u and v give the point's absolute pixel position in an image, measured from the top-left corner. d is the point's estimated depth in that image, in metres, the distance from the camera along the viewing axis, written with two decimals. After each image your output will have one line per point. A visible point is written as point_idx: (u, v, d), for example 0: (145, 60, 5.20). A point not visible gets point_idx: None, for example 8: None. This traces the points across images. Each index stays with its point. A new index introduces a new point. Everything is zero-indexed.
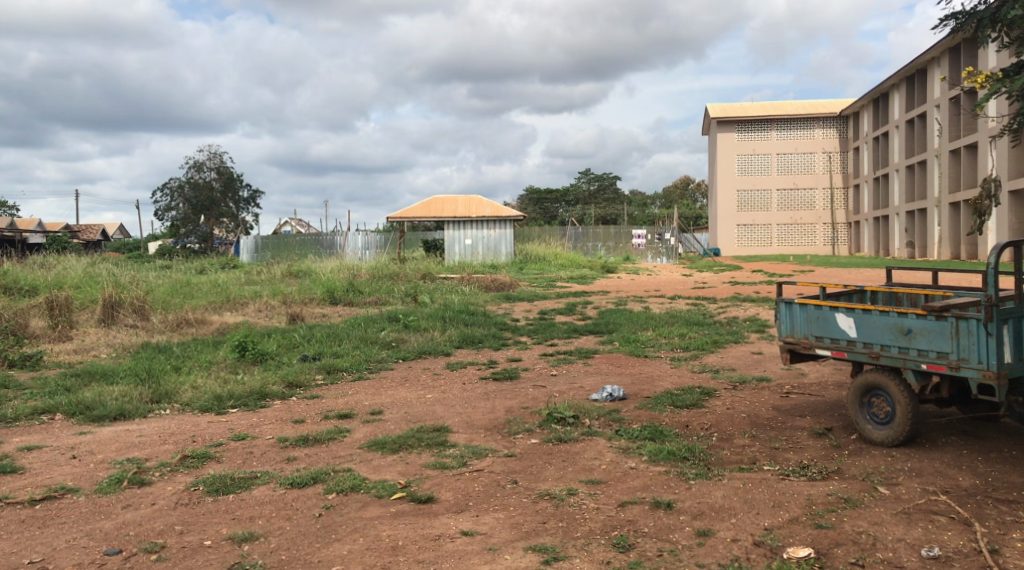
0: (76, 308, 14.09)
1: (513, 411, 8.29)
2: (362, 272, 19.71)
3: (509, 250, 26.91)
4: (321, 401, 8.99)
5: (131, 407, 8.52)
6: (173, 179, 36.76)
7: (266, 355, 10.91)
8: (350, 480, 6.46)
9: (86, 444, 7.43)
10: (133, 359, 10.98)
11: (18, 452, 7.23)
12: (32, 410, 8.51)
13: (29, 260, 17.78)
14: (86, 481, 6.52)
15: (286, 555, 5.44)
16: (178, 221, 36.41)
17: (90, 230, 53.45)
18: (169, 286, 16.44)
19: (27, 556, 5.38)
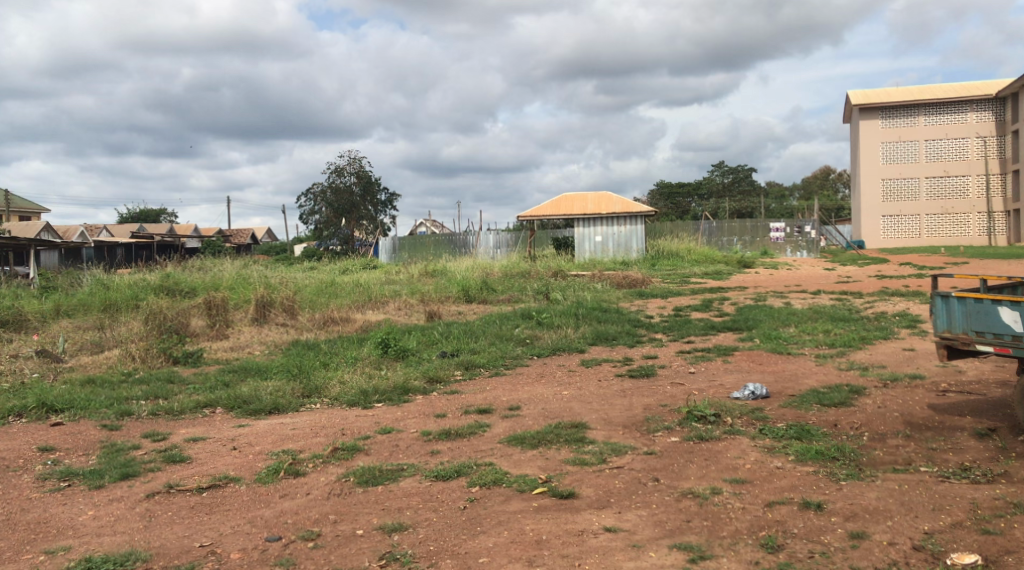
0: (231, 308, 14.85)
1: (652, 409, 8.22)
2: (495, 270, 20.01)
3: (641, 246, 26.50)
4: (461, 397, 9.17)
5: (285, 401, 8.95)
6: (316, 184, 38.24)
7: (407, 352, 11.21)
8: (492, 474, 6.58)
9: (245, 436, 7.83)
10: (284, 356, 11.49)
11: (186, 443, 7.70)
12: (196, 404, 9.04)
13: (188, 264, 18.86)
14: (246, 471, 6.88)
15: (434, 547, 5.57)
16: (321, 224, 37.98)
17: (240, 234, 56.42)
18: (314, 286, 17.10)
19: (199, 540, 5.71)
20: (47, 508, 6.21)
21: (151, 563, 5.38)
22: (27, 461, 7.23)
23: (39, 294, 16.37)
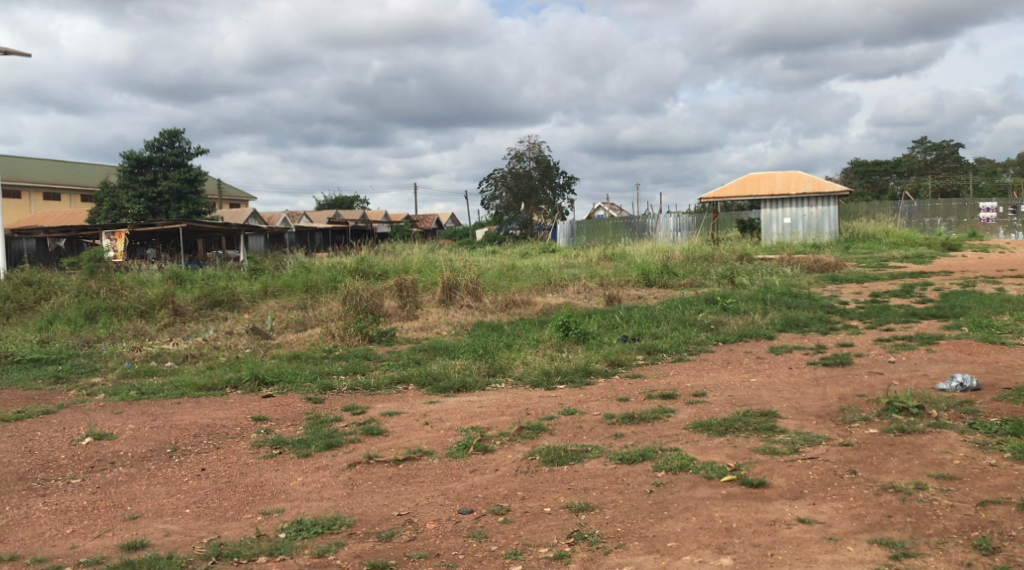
0: (419, 290, 15.42)
1: (847, 399, 7.86)
2: (677, 254, 19.72)
3: (834, 229, 25.28)
4: (644, 381, 9.12)
5: (472, 380, 9.21)
6: (497, 169, 39.02)
7: (588, 335, 11.24)
8: (679, 459, 6.49)
9: (436, 412, 8.13)
10: (470, 336, 11.81)
11: (382, 417, 8.08)
12: (390, 380, 9.48)
13: (381, 248, 19.74)
14: (438, 446, 7.14)
15: (622, 528, 5.58)
16: (501, 208, 38.81)
17: (426, 219, 58.49)
18: (497, 269, 17.46)
19: (397, 509, 5.98)
20: (262, 473, 6.70)
21: (355, 528, 5.68)
22: (242, 429, 7.82)
23: (248, 275, 17.64)
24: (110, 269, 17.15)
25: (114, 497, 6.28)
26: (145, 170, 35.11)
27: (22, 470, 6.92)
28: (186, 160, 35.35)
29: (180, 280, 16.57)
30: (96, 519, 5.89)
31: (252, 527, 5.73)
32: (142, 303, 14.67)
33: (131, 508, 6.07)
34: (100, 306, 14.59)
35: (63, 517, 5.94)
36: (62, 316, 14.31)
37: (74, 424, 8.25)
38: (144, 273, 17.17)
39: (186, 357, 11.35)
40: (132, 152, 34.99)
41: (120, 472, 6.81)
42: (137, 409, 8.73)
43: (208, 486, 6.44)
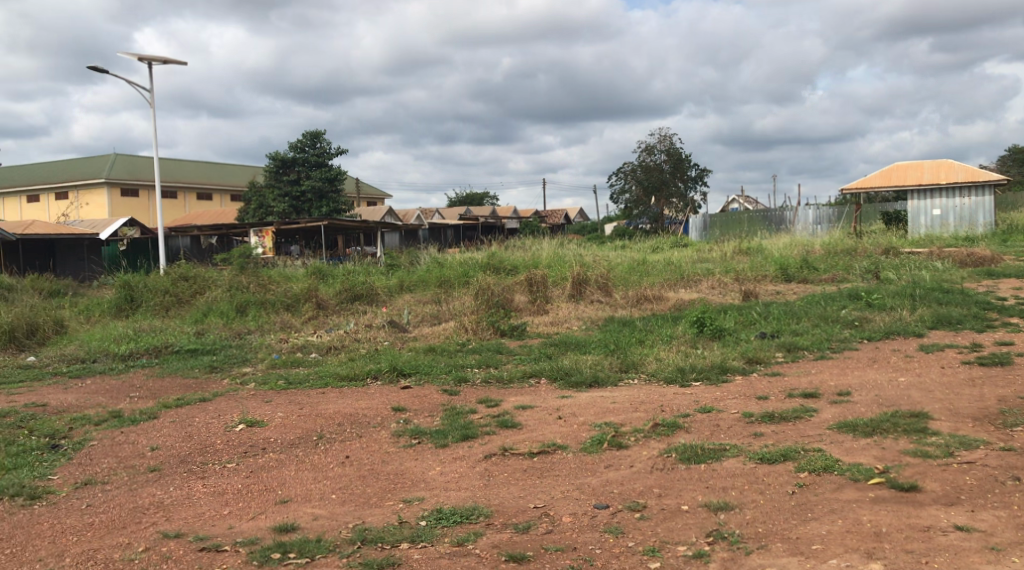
0: (550, 285, 15.47)
1: (1007, 401, 7.39)
2: (817, 248, 19.04)
3: (989, 220, 23.83)
4: (784, 379, 8.85)
5: (605, 375, 9.17)
6: (627, 163, 38.74)
7: (724, 332, 10.99)
8: (822, 460, 6.26)
9: (570, 407, 8.14)
10: (603, 331, 11.76)
11: (516, 410, 8.15)
12: (523, 373, 9.56)
13: (512, 243, 19.91)
14: (573, 440, 7.15)
15: (763, 529, 5.43)
16: (631, 202, 38.52)
17: (555, 214, 58.64)
18: (628, 264, 17.30)
19: (533, 502, 6.02)
20: (403, 462, 6.88)
21: (493, 519, 5.75)
22: (383, 419, 8.05)
23: (385, 270, 18.14)
24: (257, 265, 18.00)
25: (265, 481, 6.58)
26: (289, 170, 36.65)
27: (183, 453, 7.36)
28: (326, 160, 36.66)
29: (321, 275, 17.21)
30: (250, 502, 6.19)
31: (394, 514, 5.90)
32: (287, 297, 15.33)
33: (281, 492, 6.35)
34: (249, 300, 15.33)
35: (220, 499, 6.27)
36: (214, 309, 15.12)
37: (228, 411, 8.70)
38: (288, 269, 17.92)
39: (329, 349, 11.79)
40: (277, 153, 36.61)
41: (270, 457, 7.14)
42: (284, 398, 9.12)
43: (352, 474, 6.66)
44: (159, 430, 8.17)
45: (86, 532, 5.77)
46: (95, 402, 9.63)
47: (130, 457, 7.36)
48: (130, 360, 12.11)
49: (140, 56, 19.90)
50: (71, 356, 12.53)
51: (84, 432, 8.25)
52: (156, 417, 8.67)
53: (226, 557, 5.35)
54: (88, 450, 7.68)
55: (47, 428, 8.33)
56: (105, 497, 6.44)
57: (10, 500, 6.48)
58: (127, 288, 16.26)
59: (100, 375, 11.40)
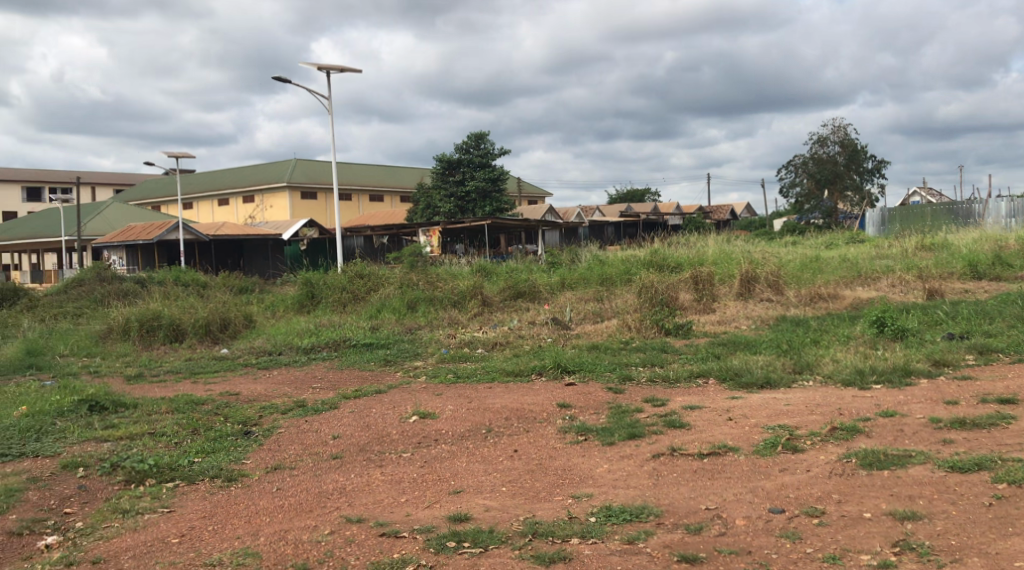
0: (717, 283, 15.13)
1: None
2: (1011, 242, 17.67)
3: None
4: (976, 383, 8.27)
5: (777, 376, 8.88)
6: (798, 156, 37.35)
7: (906, 332, 10.40)
8: (1022, 472, 5.80)
9: (741, 408, 7.92)
10: (774, 331, 11.38)
11: (683, 410, 8.01)
12: (690, 373, 9.40)
13: (677, 240, 19.60)
14: (744, 442, 6.96)
15: (956, 541, 5.11)
16: (802, 196, 37.08)
17: (720, 210, 57.28)
18: (799, 262, 16.64)
19: (704, 503, 5.90)
20: (571, 458, 6.91)
21: (663, 519, 5.69)
22: (550, 414, 8.12)
23: (548, 267, 18.27)
24: (426, 264, 18.58)
25: (440, 472, 6.78)
26: (455, 171, 37.64)
27: (361, 442, 7.69)
28: (491, 161, 37.34)
29: (487, 272, 17.55)
30: (425, 491, 6.39)
31: (564, 509, 5.94)
32: (455, 294, 15.73)
33: (454, 483, 6.52)
34: (418, 297, 15.82)
35: (397, 487, 6.51)
36: (387, 305, 15.72)
37: (402, 403, 9.02)
38: (454, 267, 18.38)
39: (495, 345, 12.01)
40: (443, 155, 37.70)
41: (442, 449, 7.34)
42: (454, 392, 9.36)
43: (521, 467, 6.75)
44: (339, 419, 8.58)
45: (277, 514, 6.13)
46: (281, 392, 10.23)
47: (313, 444, 7.76)
48: (311, 353, 12.78)
49: (319, 66, 20.99)
50: (258, 349, 13.37)
51: (272, 420, 8.78)
52: (336, 408, 9.10)
53: (404, 543, 5.54)
54: (276, 436, 8.16)
55: (239, 416, 8.92)
56: (292, 481, 6.83)
57: (210, 481, 6.98)
58: (307, 285, 17.17)
59: (284, 367, 12.10)
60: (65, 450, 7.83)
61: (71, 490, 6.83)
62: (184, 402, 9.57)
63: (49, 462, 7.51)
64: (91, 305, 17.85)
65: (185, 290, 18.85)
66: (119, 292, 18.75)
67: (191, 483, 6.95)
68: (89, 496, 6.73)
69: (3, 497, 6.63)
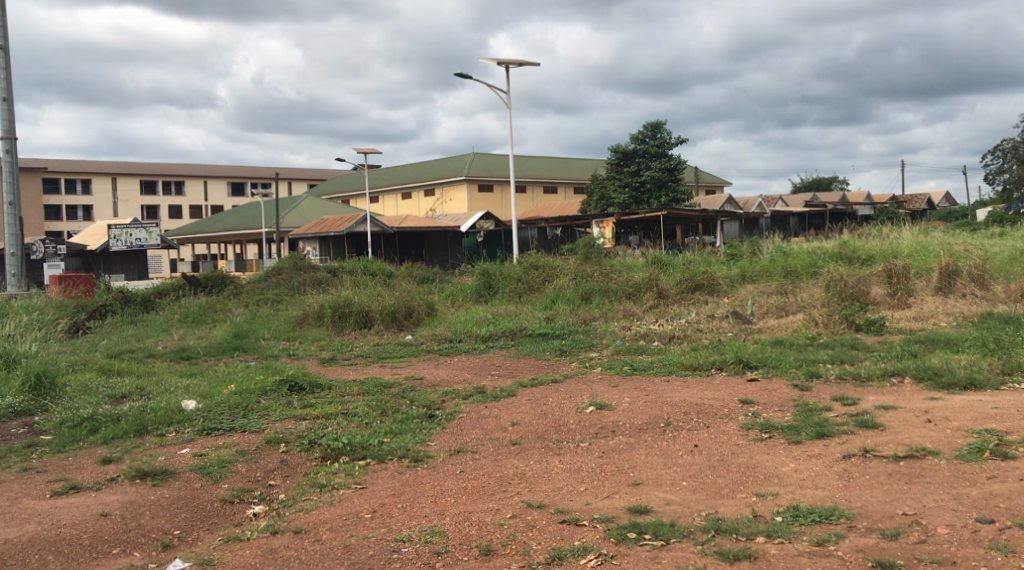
0: (912, 277, 14.25)
1: None
2: None
3: None
4: None
5: (982, 377, 8.26)
6: (1006, 140, 34.55)
7: None
8: None
9: (941, 410, 7.42)
10: (979, 329, 10.58)
11: (876, 410, 7.60)
12: (883, 371, 8.92)
13: (867, 231, 18.61)
14: (946, 446, 6.52)
15: None
16: (1011, 184, 34.29)
17: (915, 200, 53.88)
18: (1007, 254, 15.40)
19: (902, 508, 5.58)
20: (754, 455, 6.71)
21: (856, 522, 5.42)
22: (731, 410, 7.92)
23: (728, 259, 17.82)
24: (602, 255, 18.57)
25: (618, 462, 6.75)
26: (631, 162, 37.40)
27: (540, 430, 7.78)
28: (667, 151, 36.78)
29: (663, 264, 17.32)
30: (604, 481, 6.39)
31: (748, 507, 5.78)
32: (630, 286, 15.62)
33: (634, 475, 6.48)
34: (594, 288, 15.82)
35: (576, 475, 6.54)
36: (563, 296, 15.82)
37: (579, 393, 9.06)
38: (631, 258, 18.26)
39: (672, 338, 11.84)
40: (619, 146, 37.58)
41: (621, 440, 7.31)
42: (630, 384, 9.30)
43: (702, 463, 6.62)
44: (518, 406, 8.72)
45: (462, 495, 6.31)
46: (462, 377, 10.54)
47: (494, 430, 7.93)
48: (490, 342, 13.07)
49: (498, 60, 21.39)
50: (440, 336, 13.81)
51: (454, 405, 9.05)
52: (515, 395, 9.26)
53: (584, 531, 5.57)
54: (458, 421, 8.40)
55: (423, 399, 9.25)
56: (475, 465, 7.00)
57: (398, 461, 7.27)
58: (486, 276, 17.54)
59: (464, 354, 12.43)
60: (267, 426, 8.40)
61: (273, 463, 7.32)
62: (372, 385, 10.04)
63: (254, 436, 8.08)
64: (288, 292, 19.02)
65: (371, 279, 19.73)
66: (312, 281, 19.87)
67: (381, 462, 7.27)
68: (289, 471, 7.18)
69: (216, 467, 7.19)
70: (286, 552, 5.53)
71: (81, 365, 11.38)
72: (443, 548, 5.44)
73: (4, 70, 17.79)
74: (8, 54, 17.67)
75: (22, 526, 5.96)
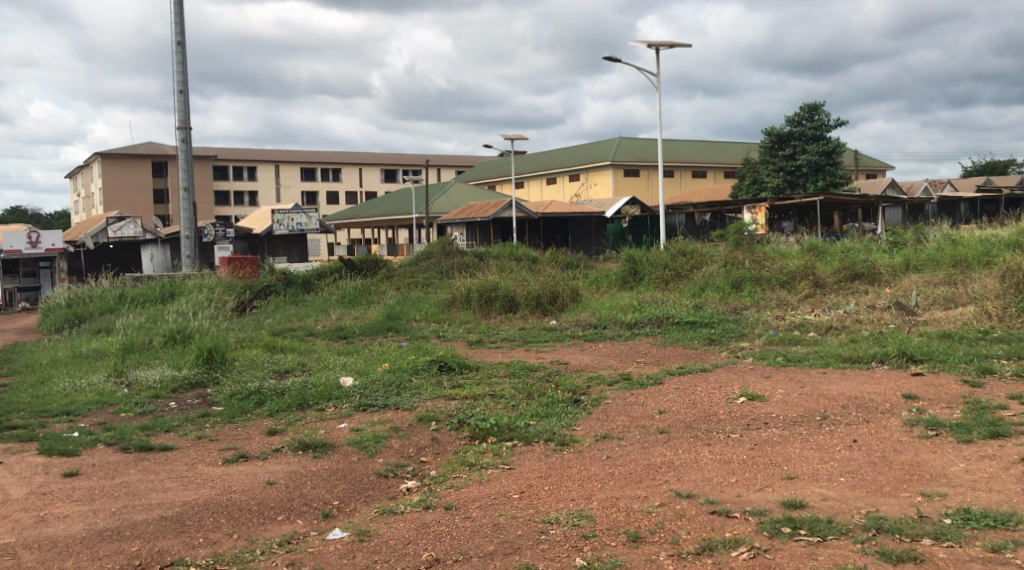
0: None
1: None
2: None
3: None
4: None
5: None
6: None
7: None
8: None
9: None
10: None
11: None
12: None
13: None
14: None
15: None
16: None
17: None
18: None
19: None
20: (920, 453, 6.37)
21: None
22: (893, 406, 7.54)
23: (890, 247, 16.94)
24: (753, 242, 18.05)
25: (771, 455, 6.56)
26: (785, 145, 36.11)
27: (689, 419, 7.65)
28: (825, 133, 35.26)
29: (818, 252, 16.66)
30: (756, 473, 6.22)
31: (913, 507, 5.49)
32: (784, 274, 15.12)
33: (788, 468, 6.27)
34: (744, 276, 15.39)
35: (727, 467, 6.40)
36: (712, 283, 15.47)
37: (729, 383, 8.84)
38: (784, 245, 17.65)
39: (829, 329, 11.37)
40: (773, 129, 36.36)
41: (773, 432, 7.09)
42: (784, 375, 9.01)
43: (862, 459, 6.34)
44: (665, 395, 8.61)
45: (609, 481, 6.29)
46: (608, 364, 10.51)
47: (641, 417, 7.86)
48: (636, 329, 12.95)
49: (647, 43, 21.09)
50: (585, 322, 13.79)
51: (600, 391, 9.03)
52: (662, 383, 9.15)
53: (736, 524, 5.44)
54: (604, 407, 8.37)
55: (569, 384, 9.27)
56: (622, 452, 6.96)
57: (544, 444, 7.33)
58: (632, 262, 17.37)
59: (610, 340, 12.36)
60: (419, 405, 8.64)
61: (424, 441, 7.52)
62: (519, 368, 10.16)
63: (407, 414, 8.33)
64: (437, 276, 19.47)
65: (517, 264, 19.92)
66: (460, 265, 20.26)
67: (528, 444, 7.34)
68: (440, 448, 7.36)
69: (371, 442, 7.46)
70: (437, 527, 5.67)
71: (248, 341, 12.03)
72: (591, 532, 5.44)
73: (180, 64, 18.98)
74: (184, 50, 18.83)
75: (196, 489, 6.38)
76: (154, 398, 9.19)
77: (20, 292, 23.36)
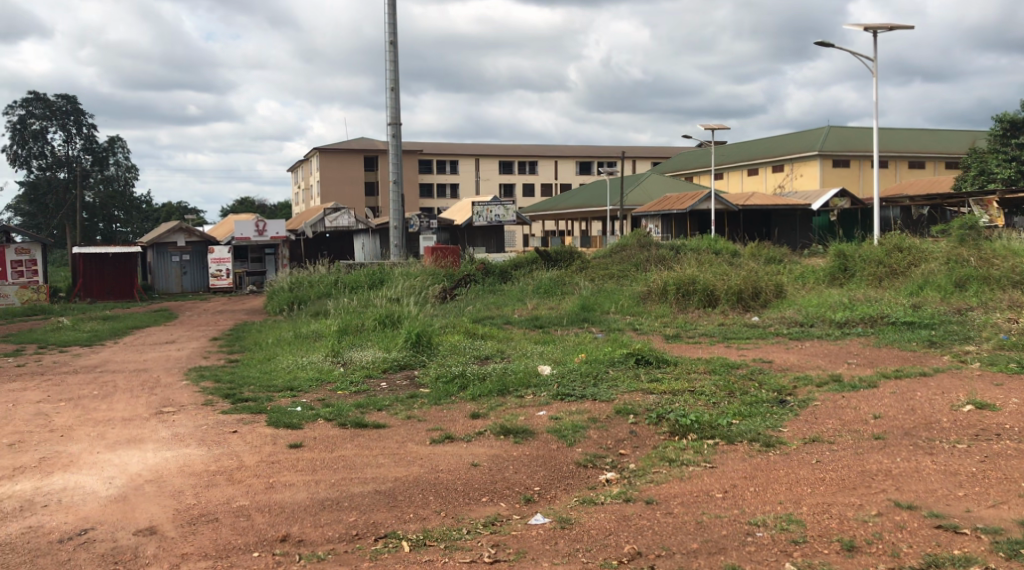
0: None
1: None
2: None
3: None
4: None
5: None
6: None
7: None
8: None
9: None
10: None
11: None
12: None
13: None
14: None
15: None
16: None
17: None
18: None
19: None
20: None
21: None
22: None
23: None
24: (979, 238, 16.69)
25: (1004, 469, 6.03)
26: (1020, 132, 33.34)
27: (907, 426, 7.17)
28: None
29: None
30: (988, 488, 5.75)
31: None
32: (1016, 274, 13.85)
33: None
34: (970, 275, 14.26)
35: (953, 479, 5.94)
36: (932, 282, 14.44)
37: (953, 390, 8.22)
38: (1016, 241, 16.19)
39: None
40: (1006, 115, 33.58)
41: (1007, 445, 6.51)
42: (1018, 384, 8.25)
43: None
44: (880, 399, 8.12)
45: (819, 486, 6.01)
46: (816, 363, 10.06)
47: (853, 422, 7.45)
48: (846, 328, 12.30)
49: (863, 27, 19.97)
50: (790, 320, 13.26)
51: (808, 392, 8.65)
52: (876, 387, 8.63)
53: (967, 541, 5.05)
54: (812, 409, 8.01)
55: (774, 384, 8.95)
56: (833, 456, 6.63)
57: (749, 444, 7.10)
58: (841, 258, 16.55)
59: (817, 339, 11.84)
60: (617, 397, 8.60)
61: (623, 433, 7.49)
62: (719, 364, 9.90)
63: (604, 405, 8.33)
64: (633, 268, 19.35)
65: (717, 258, 19.45)
66: (656, 257, 20.04)
67: (730, 443, 7.14)
68: (639, 442, 7.30)
69: (570, 431, 7.51)
70: (639, 520, 5.63)
71: (451, 327, 12.48)
72: (801, 538, 5.22)
73: (391, 62, 19.86)
74: (396, 50, 19.69)
75: (407, 466, 6.67)
76: (367, 377, 9.72)
77: (248, 275, 25.28)
